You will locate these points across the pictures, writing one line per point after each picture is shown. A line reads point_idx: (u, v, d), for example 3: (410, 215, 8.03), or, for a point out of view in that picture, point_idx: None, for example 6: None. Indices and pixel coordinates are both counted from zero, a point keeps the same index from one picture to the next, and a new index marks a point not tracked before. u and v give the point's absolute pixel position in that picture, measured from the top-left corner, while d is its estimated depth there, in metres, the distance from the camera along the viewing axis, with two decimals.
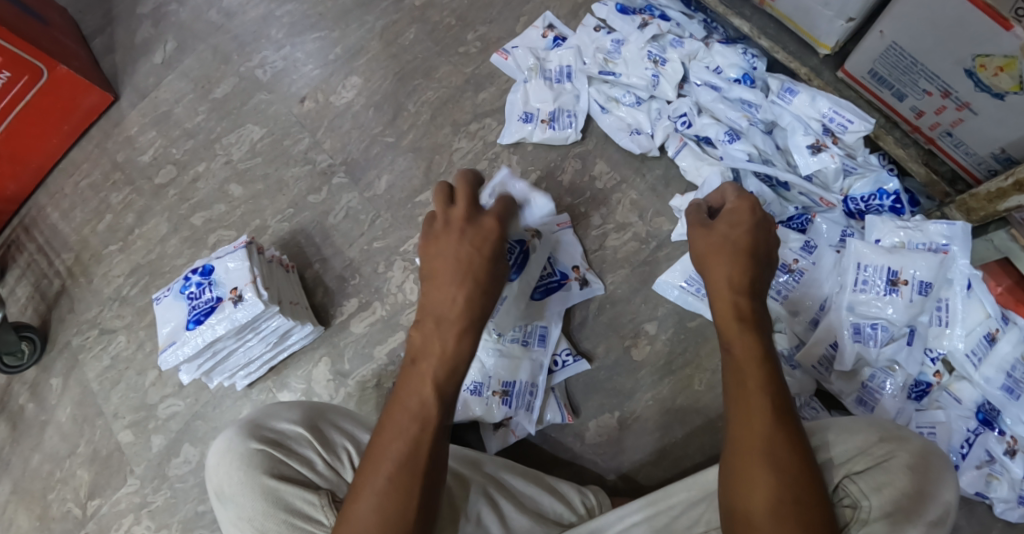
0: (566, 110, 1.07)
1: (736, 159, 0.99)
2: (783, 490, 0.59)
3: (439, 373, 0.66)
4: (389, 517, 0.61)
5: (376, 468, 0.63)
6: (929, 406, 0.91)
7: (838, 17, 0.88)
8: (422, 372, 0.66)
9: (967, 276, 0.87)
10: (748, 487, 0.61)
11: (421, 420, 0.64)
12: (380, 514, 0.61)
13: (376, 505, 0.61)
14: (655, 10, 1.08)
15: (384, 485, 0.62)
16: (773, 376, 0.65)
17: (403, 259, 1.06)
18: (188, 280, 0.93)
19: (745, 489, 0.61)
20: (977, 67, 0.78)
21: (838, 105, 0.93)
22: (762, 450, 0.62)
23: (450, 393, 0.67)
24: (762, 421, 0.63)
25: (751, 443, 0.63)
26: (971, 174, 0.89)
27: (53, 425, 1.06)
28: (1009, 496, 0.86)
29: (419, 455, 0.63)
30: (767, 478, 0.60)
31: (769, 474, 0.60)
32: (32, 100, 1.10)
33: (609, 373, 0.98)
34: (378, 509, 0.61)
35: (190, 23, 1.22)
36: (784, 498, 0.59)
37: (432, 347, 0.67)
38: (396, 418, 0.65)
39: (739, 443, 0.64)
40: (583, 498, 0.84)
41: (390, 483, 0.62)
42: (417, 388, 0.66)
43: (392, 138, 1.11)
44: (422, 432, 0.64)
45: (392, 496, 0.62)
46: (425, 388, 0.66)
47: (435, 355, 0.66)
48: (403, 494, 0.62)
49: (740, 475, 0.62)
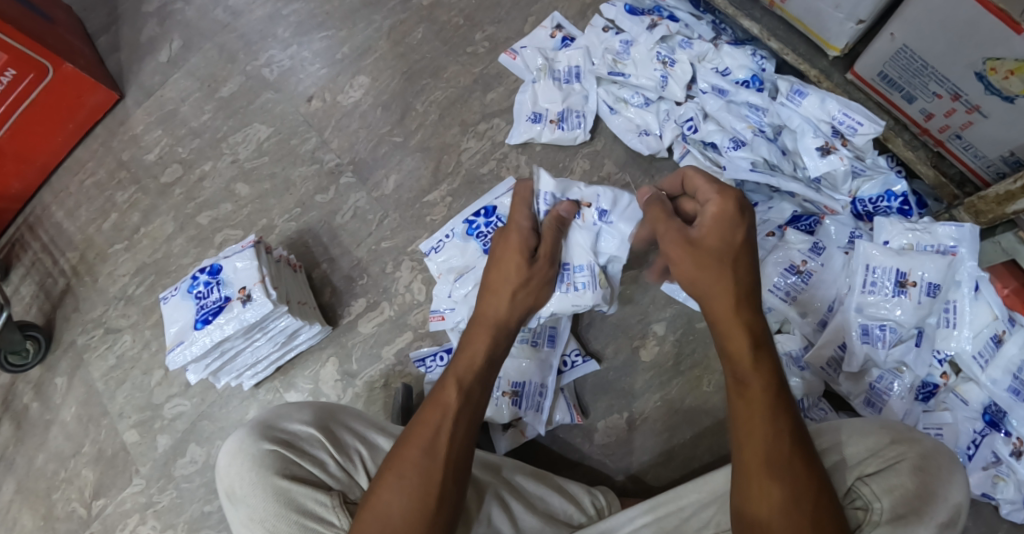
0: (575, 110, 1.07)
1: (739, 169, 0.98)
2: (790, 489, 0.61)
3: (461, 371, 0.74)
4: (410, 501, 0.65)
5: (399, 455, 0.69)
6: (935, 408, 0.91)
7: (849, 19, 0.88)
8: (449, 375, 0.74)
9: (974, 277, 0.88)
10: (756, 493, 0.62)
11: (442, 408, 0.71)
12: (402, 498, 0.66)
13: (398, 488, 0.66)
14: (664, 11, 1.09)
15: (404, 467, 0.67)
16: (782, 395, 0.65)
17: (411, 259, 1.06)
18: (195, 280, 0.92)
19: (754, 491, 0.62)
20: (987, 70, 0.78)
21: (848, 107, 0.94)
22: (775, 460, 0.62)
23: (477, 391, 0.74)
24: (776, 431, 0.63)
25: (753, 444, 0.64)
26: (979, 177, 0.89)
27: (57, 425, 1.06)
28: (1016, 497, 0.87)
29: (441, 441, 0.69)
30: (774, 484, 0.61)
31: (775, 474, 0.62)
32: (37, 98, 1.10)
33: (617, 374, 0.98)
34: (399, 491, 0.66)
35: (196, 21, 1.22)
36: (789, 495, 0.61)
37: (464, 352, 0.77)
38: (425, 412, 0.72)
39: (752, 454, 0.64)
40: (592, 499, 0.83)
41: (412, 466, 0.67)
42: (442, 387, 0.73)
43: (400, 138, 1.11)
44: (442, 417, 0.70)
45: (414, 481, 0.66)
46: (448, 386, 0.73)
47: (462, 360, 0.76)
48: (422, 479, 0.67)
49: (744, 477, 0.64)
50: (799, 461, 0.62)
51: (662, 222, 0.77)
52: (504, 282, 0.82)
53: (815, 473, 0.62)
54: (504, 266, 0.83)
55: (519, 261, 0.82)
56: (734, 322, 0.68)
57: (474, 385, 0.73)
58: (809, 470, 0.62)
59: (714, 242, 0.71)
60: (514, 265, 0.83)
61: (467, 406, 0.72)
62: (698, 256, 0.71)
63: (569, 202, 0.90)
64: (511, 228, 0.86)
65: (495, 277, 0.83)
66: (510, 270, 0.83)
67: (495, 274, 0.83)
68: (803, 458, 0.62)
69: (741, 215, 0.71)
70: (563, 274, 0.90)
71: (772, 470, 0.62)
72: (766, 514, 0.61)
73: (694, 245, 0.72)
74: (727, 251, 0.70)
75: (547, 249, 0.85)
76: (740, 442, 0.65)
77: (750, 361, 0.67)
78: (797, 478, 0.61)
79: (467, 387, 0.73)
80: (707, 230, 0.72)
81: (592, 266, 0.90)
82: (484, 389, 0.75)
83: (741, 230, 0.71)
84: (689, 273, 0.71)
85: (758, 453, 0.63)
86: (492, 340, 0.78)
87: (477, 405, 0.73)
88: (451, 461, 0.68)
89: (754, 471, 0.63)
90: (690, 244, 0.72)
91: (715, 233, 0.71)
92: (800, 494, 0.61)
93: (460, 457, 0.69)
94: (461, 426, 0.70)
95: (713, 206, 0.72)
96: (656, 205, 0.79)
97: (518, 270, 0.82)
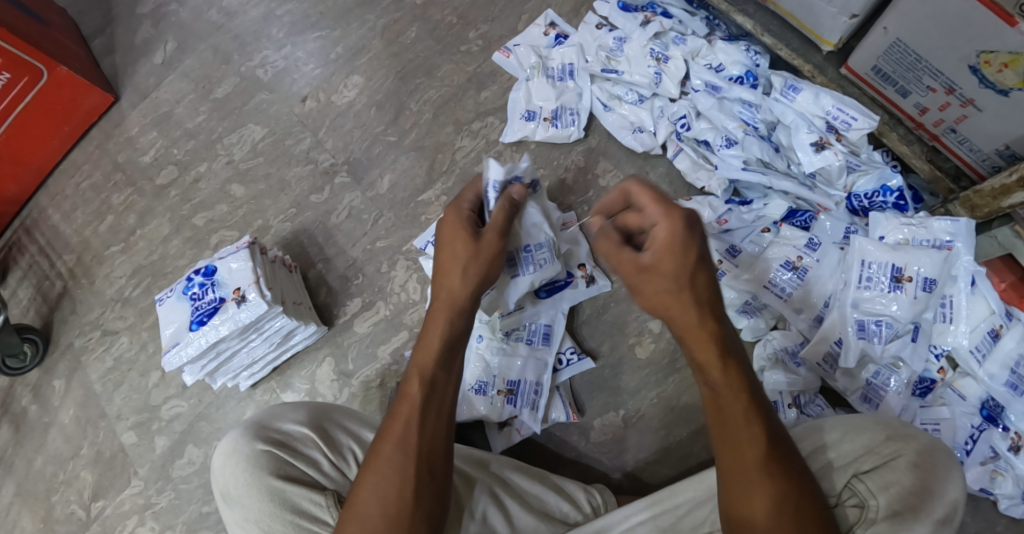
0: (569, 108, 1.07)
1: (731, 167, 0.99)
2: (780, 494, 0.60)
3: (421, 361, 0.73)
4: (388, 497, 0.66)
5: (376, 454, 0.69)
6: (933, 403, 0.91)
7: (842, 13, 0.88)
8: (413, 366, 0.74)
9: (971, 272, 0.87)
10: (746, 497, 0.61)
11: (409, 401, 0.70)
12: (378, 495, 0.66)
13: (376, 485, 0.67)
14: (658, 7, 1.09)
15: (381, 465, 0.67)
16: (757, 405, 0.65)
17: (405, 258, 1.06)
18: (190, 281, 0.93)
19: (743, 490, 0.62)
20: (981, 63, 0.78)
21: (842, 102, 0.93)
22: (757, 467, 0.62)
23: (438, 377, 0.72)
24: (755, 443, 0.63)
25: (733, 455, 0.63)
26: (975, 170, 0.88)
27: (55, 427, 1.06)
28: (1014, 492, 0.86)
29: (411, 437, 0.68)
30: (763, 487, 0.61)
31: (764, 478, 0.61)
32: (32, 101, 1.10)
33: (613, 371, 0.98)
34: (376, 490, 0.66)
35: (190, 23, 1.22)
36: (786, 496, 0.60)
37: (423, 339, 0.75)
38: (398, 406, 0.71)
39: (734, 461, 0.63)
40: (588, 497, 0.83)
41: (387, 463, 0.67)
42: (406, 383, 0.72)
43: (394, 137, 1.11)
44: (410, 410, 0.70)
45: (392, 480, 0.67)
46: (411, 376, 0.72)
47: (421, 348, 0.74)
48: (399, 472, 0.67)
49: (732, 481, 0.63)
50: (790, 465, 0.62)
51: (617, 254, 0.71)
52: (461, 255, 0.77)
53: (798, 478, 0.62)
54: (450, 244, 0.78)
55: (465, 236, 0.78)
56: (699, 339, 0.66)
57: (437, 373, 0.72)
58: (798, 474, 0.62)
59: (668, 262, 0.67)
60: (461, 240, 0.78)
61: (432, 395, 0.71)
62: (654, 283, 0.67)
63: (522, 184, 0.83)
64: (450, 207, 0.82)
65: (450, 250, 0.79)
66: (458, 246, 0.78)
67: (445, 260, 0.78)
68: (790, 457, 0.63)
69: (692, 225, 0.68)
70: (525, 257, 0.87)
71: (766, 471, 0.62)
72: (758, 513, 0.60)
73: (648, 269, 0.68)
74: (682, 271, 0.66)
75: (494, 222, 0.80)
76: (721, 447, 0.64)
77: (721, 372, 0.65)
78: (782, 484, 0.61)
79: (429, 376, 0.72)
80: (659, 249, 0.68)
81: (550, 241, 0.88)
82: (448, 376, 0.73)
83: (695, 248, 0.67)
84: (650, 295, 0.68)
85: (744, 455, 0.63)
86: (449, 322, 0.75)
87: (443, 394, 0.72)
88: (424, 453, 0.68)
89: (746, 477, 0.62)
90: (643, 270, 0.68)
91: (671, 251, 0.67)
92: (792, 493, 0.61)
93: (435, 447, 0.69)
94: (430, 416, 0.70)
95: (663, 230, 0.68)
96: (602, 236, 0.73)
97: (472, 244, 0.78)
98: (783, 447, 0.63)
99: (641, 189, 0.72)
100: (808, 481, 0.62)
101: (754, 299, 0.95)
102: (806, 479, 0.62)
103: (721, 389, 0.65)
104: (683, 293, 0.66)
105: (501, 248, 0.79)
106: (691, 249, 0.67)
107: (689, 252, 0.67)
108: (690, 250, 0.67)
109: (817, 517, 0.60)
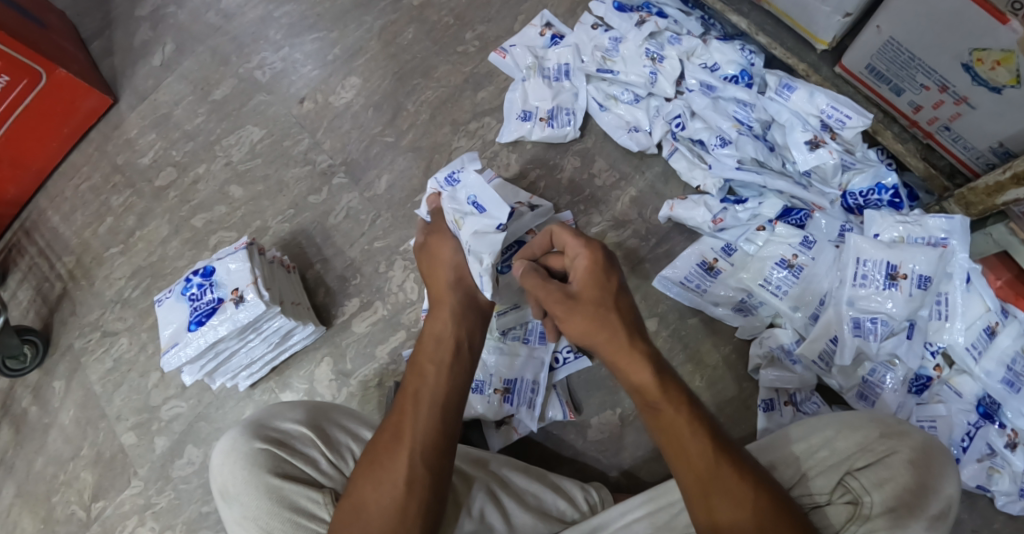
0: (565, 108, 1.08)
1: (725, 167, 0.99)
2: (741, 502, 0.61)
3: (424, 358, 0.76)
4: (384, 488, 0.67)
5: (376, 447, 0.71)
6: (929, 400, 0.91)
7: (836, 12, 0.88)
8: (413, 366, 0.77)
9: (967, 269, 0.88)
10: (706, 507, 0.63)
11: (411, 396, 0.73)
12: (376, 488, 0.67)
13: (374, 478, 0.68)
14: (653, 7, 1.09)
15: (376, 455, 0.70)
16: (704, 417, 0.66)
17: (403, 258, 1.06)
18: (189, 281, 0.93)
19: (703, 497, 0.63)
20: (974, 61, 0.78)
21: (836, 101, 0.93)
22: (713, 479, 0.63)
23: (432, 370, 0.75)
24: (704, 456, 0.64)
25: (690, 469, 0.64)
26: (969, 168, 0.89)
27: (55, 428, 1.07)
28: (1011, 489, 0.86)
29: (405, 428, 0.70)
30: (722, 496, 0.62)
31: (724, 485, 0.62)
32: (31, 104, 1.10)
33: (609, 370, 0.99)
34: (374, 481, 0.68)
35: (188, 25, 1.23)
36: (747, 501, 0.61)
37: (427, 335, 0.79)
38: (399, 403, 0.74)
39: (688, 476, 0.64)
40: (586, 495, 0.83)
41: (385, 455, 0.69)
42: (410, 378, 0.75)
43: (392, 138, 1.12)
44: (410, 403, 0.72)
45: (387, 473, 0.68)
46: (409, 373, 0.76)
47: (425, 343, 0.78)
48: (391, 464, 0.68)
49: (693, 494, 0.64)
50: (743, 475, 0.63)
51: (541, 287, 0.73)
52: (427, 259, 0.85)
53: (754, 485, 0.62)
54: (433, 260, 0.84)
55: (442, 250, 0.83)
56: (625, 364, 0.68)
57: (429, 366, 0.75)
58: (754, 482, 0.62)
59: (591, 295, 0.70)
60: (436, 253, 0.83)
61: (425, 388, 0.73)
62: (580, 310, 0.70)
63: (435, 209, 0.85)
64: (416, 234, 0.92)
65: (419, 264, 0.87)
66: (438, 261, 0.83)
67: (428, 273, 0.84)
68: (751, 464, 0.64)
69: (610, 261, 0.72)
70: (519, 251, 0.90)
71: (723, 480, 0.62)
72: (722, 519, 0.61)
73: (572, 300, 0.71)
74: (605, 298, 0.70)
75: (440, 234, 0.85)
76: (673, 465, 0.65)
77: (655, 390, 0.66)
78: (738, 491, 0.62)
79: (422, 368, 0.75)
80: (583, 283, 0.71)
81: (488, 223, 0.76)
82: (445, 367, 0.75)
83: (615, 277, 0.72)
84: (579, 328, 0.70)
85: (698, 466, 0.64)
86: (455, 313, 0.79)
87: (440, 384, 0.74)
88: (418, 443, 0.69)
89: (705, 487, 0.63)
90: (569, 301, 0.71)
91: (595, 281, 0.71)
92: (753, 497, 0.61)
93: (432, 436, 0.70)
94: (424, 407, 0.72)
95: (582, 261, 0.72)
96: (527, 272, 0.75)
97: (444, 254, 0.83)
98: (735, 452, 0.64)
99: (560, 228, 0.75)
100: (769, 486, 0.63)
101: (750, 297, 0.96)
102: (767, 482, 0.63)
103: (664, 409, 0.66)
104: (607, 322, 0.69)
105: (450, 237, 0.84)
106: (605, 288, 0.71)
107: (605, 290, 0.71)
108: (604, 289, 0.71)
109: (777, 519, 0.60)
